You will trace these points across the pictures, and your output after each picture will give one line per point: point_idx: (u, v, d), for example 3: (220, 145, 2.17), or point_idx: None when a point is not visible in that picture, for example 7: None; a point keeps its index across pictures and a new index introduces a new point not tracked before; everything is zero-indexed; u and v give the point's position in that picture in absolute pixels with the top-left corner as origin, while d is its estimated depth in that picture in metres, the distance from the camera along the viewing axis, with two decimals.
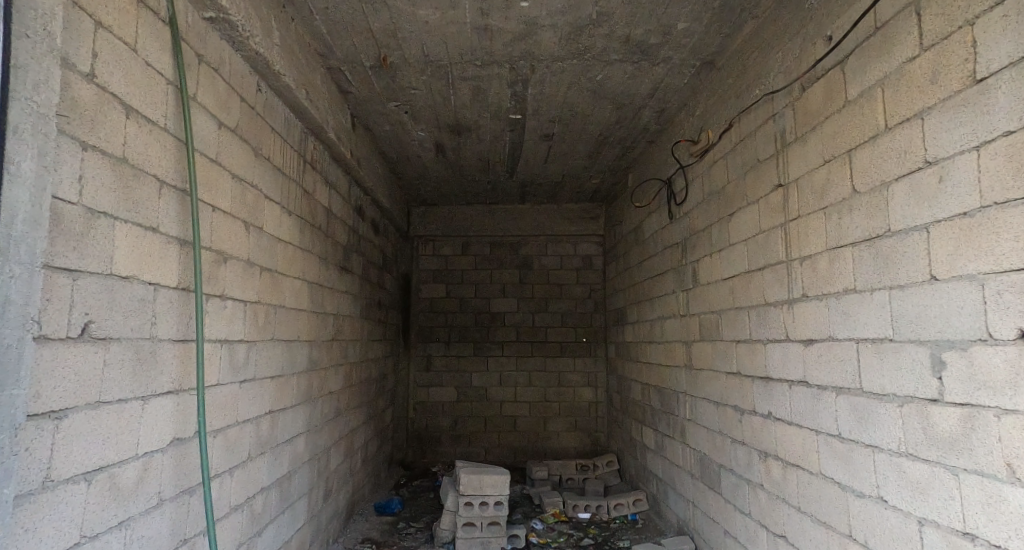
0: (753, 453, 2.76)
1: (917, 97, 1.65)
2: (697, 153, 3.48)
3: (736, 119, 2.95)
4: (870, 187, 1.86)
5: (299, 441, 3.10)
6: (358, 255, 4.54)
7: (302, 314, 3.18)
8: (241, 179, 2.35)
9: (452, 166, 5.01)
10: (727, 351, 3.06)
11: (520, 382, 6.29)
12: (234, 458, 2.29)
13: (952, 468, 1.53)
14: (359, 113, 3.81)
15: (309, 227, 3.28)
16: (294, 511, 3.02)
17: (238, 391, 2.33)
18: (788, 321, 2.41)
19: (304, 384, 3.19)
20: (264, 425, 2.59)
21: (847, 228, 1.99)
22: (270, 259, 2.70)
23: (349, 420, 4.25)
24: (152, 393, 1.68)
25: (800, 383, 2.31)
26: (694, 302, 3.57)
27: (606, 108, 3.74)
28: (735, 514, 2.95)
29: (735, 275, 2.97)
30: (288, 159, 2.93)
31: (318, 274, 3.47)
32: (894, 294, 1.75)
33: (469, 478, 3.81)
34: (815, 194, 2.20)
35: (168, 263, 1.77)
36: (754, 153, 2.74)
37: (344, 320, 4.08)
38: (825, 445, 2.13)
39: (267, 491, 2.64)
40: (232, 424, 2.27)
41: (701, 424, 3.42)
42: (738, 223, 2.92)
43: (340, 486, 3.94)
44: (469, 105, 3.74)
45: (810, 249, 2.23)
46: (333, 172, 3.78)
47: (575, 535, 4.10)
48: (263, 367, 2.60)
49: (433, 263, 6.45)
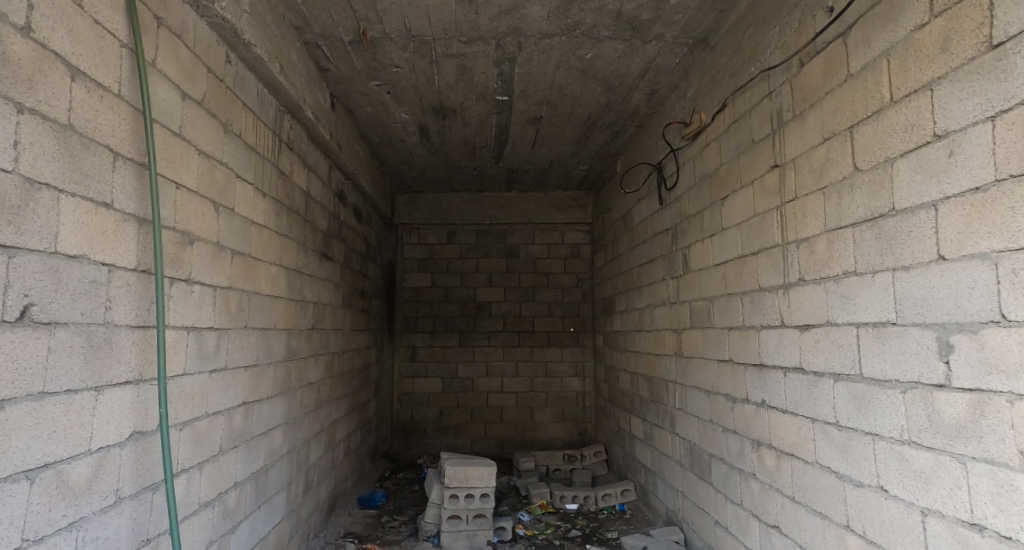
0: (745, 442, 2.69)
1: (927, 66, 1.56)
2: (689, 136, 3.38)
3: (730, 99, 2.86)
4: (873, 164, 1.78)
5: (276, 433, 2.98)
6: (339, 242, 4.39)
7: (280, 301, 3.05)
8: (210, 156, 2.21)
9: (437, 150, 4.87)
10: (719, 339, 2.99)
11: (506, 372, 6.19)
12: (204, 452, 2.16)
13: (960, 456, 1.46)
14: (339, 93, 3.67)
15: (286, 210, 3.14)
16: (271, 506, 2.90)
17: (209, 382, 2.21)
18: (784, 306, 2.34)
19: (282, 374, 3.06)
20: (236, 417, 2.46)
21: (848, 208, 1.91)
22: (243, 242, 2.56)
23: (330, 412, 4.12)
24: (107, 382, 1.55)
25: (796, 369, 2.24)
26: (684, 289, 3.50)
27: (596, 90, 3.64)
28: (726, 504, 2.90)
29: (727, 260, 2.89)
30: (263, 139, 2.78)
31: (296, 260, 3.34)
32: (898, 276, 1.67)
33: (454, 470, 3.70)
34: (813, 174, 2.12)
35: (125, 243, 1.64)
36: (749, 134, 2.66)
37: (325, 308, 3.95)
38: (821, 433, 2.06)
39: (241, 486, 2.52)
40: (202, 416, 2.15)
41: (692, 413, 3.36)
42: (732, 207, 2.83)
43: (321, 479, 3.82)
44: (454, 86, 3.61)
45: (808, 232, 2.15)
46: (312, 154, 3.62)
47: (563, 527, 4.03)
48: (235, 356, 2.47)
49: (418, 252, 6.32)
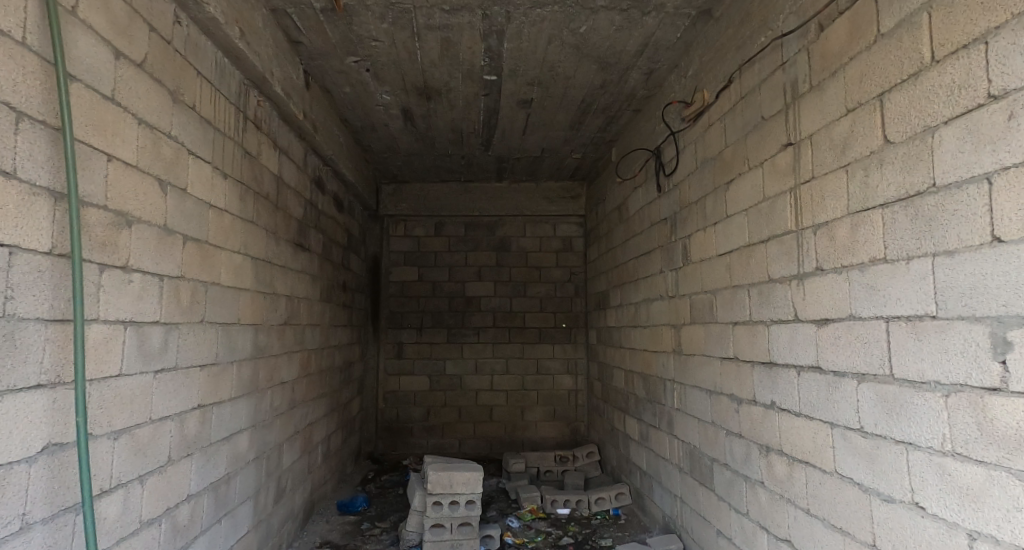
0: (752, 447, 2.48)
1: (979, 16, 1.34)
2: (690, 117, 3.14)
3: (735, 74, 2.63)
4: (909, 134, 1.55)
5: (241, 437, 2.73)
6: (317, 232, 4.13)
7: (245, 293, 2.79)
8: (153, 127, 1.95)
9: (422, 136, 4.61)
10: (722, 335, 2.77)
11: (496, 369, 5.96)
12: (145, 463, 1.91)
13: (1019, 473, 1.24)
14: (313, 70, 3.41)
15: (252, 195, 2.88)
16: (235, 518, 2.65)
17: (153, 384, 1.96)
18: (797, 298, 2.12)
19: (247, 373, 2.80)
20: (190, 422, 2.21)
21: (877, 185, 1.68)
22: (199, 227, 2.30)
23: (307, 412, 3.87)
24: (9, 388, 1.30)
25: (811, 368, 2.02)
26: (684, 282, 3.28)
27: (591, 68, 3.40)
28: (730, 514, 2.68)
29: (732, 250, 2.67)
30: (224, 115, 2.52)
31: (265, 250, 3.08)
32: (940, 262, 1.45)
33: (437, 476, 3.47)
34: (834, 150, 1.89)
35: (34, 220, 1.38)
36: (757, 111, 2.43)
37: (300, 302, 3.70)
38: (842, 440, 1.84)
39: (195, 498, 2.27)
40: (143, 423, 1.90)
41: (692, 414, 3.14)
42: (738, 191, 2.60)
43: (295, 485, 3.58)
44: (438, 63, 3.36)
45: (827, 215, 1.92)
46: (284, 135, 3.36)
47: (554, 534, 3.81)
48: (188, 354, 2.22)
49: (404, 245, 6.06)
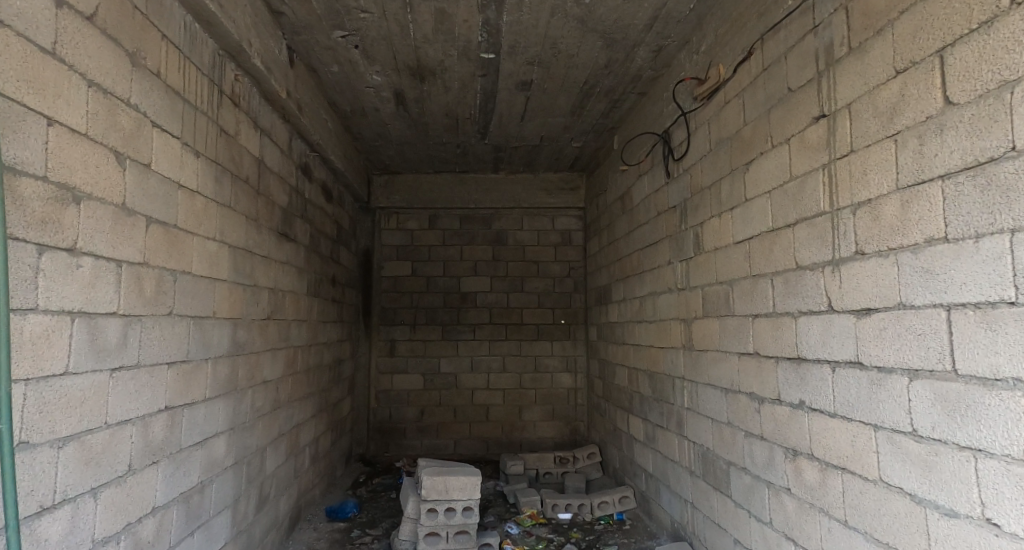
0: (775, 450, 2.27)
1: None
2: (704, 96, 2.94)
3: (757, 45, 2.42)
4: (978, 92, 1.35)
5: (217, 441, 2.49)
6: (304, 222, 3.90)
7: (221, 284, 2.55)
8: (108, 92, 1.71)
9: (415, 122, 4.38)
10: (740, 328, 2.57)
11: (493, 367, 5.74)
12: (100, 473, 1.68)
13: None
14: (298, 46, 3.17)
15: (229, 177, 2.64)
16: (210, 531, 2.42)
17: (109, 384, 1.72)
18: (831, 286, 1.91)
19: (224, 372, 2.57)
20: (155, 426, 1.98)
21: (935, 154, 1.47)
22: (166, 209, 2.06)
23: (293, 413, 3.63)
24: None
25: (849, 363, 1.82)
26: (695, 273, 3.07)
27: (596, 45, 3.18)
28: (749, 522, 2.48)
29: (752, 236, 2.47)
30: (195, 86, 2.28)
31: (245, 238, 2.84)
32: (1020, 239, 1.24)
33: (432, 481, 3.25)
34: (878, 118, 1.68)
35: None
36: (782, 83, 2.22)
37: (285, 296, 3.46)
38: (888, 444, 1.64)
39: (162, 511, 2.03)
40: (97, 429, 1.66)
41: (704, 415, 2.94)
42: (760, 172, 2.39)
43: (280, 492, 3.34)
44: (432, 39, 3.13)
45: (870, 192, 1.72)
46: (266, 115, 3.12)
47: (556, 541, 3.60)
48: (154, 351, 1.98)
49: (397, 238, 5.82)
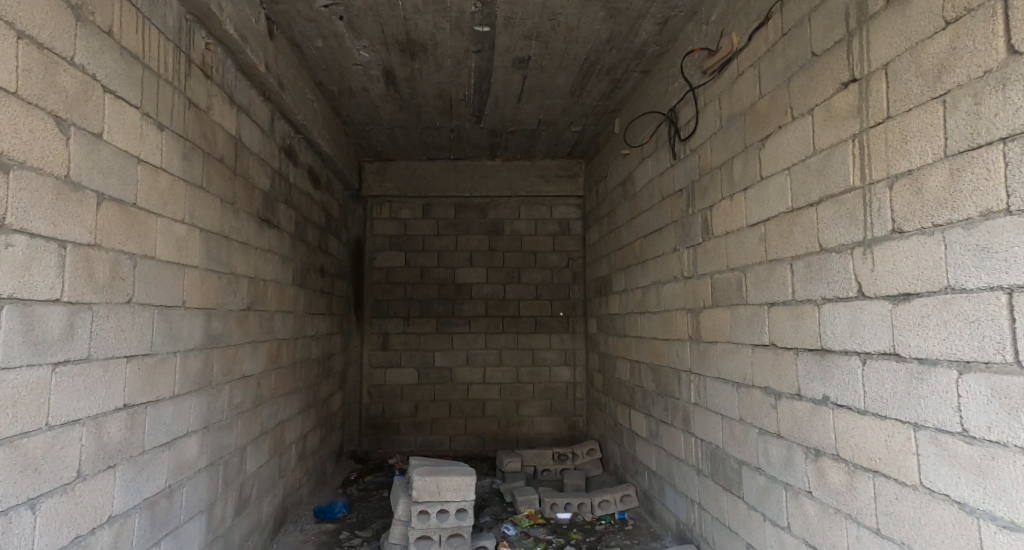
0: (794, 449, 2.09)
1: None
2: (714, 68, 2.73)
3: (776, 7, 2.22)
4: None
5: (188, 441, 2.30)
6: (288, 208, 3.68)
7: (192, 270, 2.35)
8: (46, 49, 1.50)
9: (405, 104, 4.16)
10: (753, 318, 2.39)
11: (489, 360, 5.54)
12: (38, 483, 1.48)
13: None
14: (278, 16, 2.95)
15: (200, 154, 2.42)
16: (180, 538, 2.23)
17: (49, 382, 1.52)
18: (861, 269, 1.71)
19: (196, 366, 2.37)
20: (111, 426, 1.78)
21: (996, 114, 1.28)
22: (122, 185, 1.85)
23: (277, 410, 3.44)
24: None
25: (883, 355, 1.63)
26: (704, 260, 2.88)
27: (598, 15, 2.97)
28: (764, 526, 2.30)
29: (769, 219, 2.27)
30: (157, 51, 2.07)
31: (220, 221, 2.63)
32: None
33: (423, 482, 3.06)
34: (923, 77, 1.49)
35: None
36: (805, 47, 2.02)
37: (267, 285, 3.25)
38: (931, 446, 1.45)
39: (120, 520, 1.83)
40: (34, 432, 1.46)
41: (713, 410, 2.76)
42: (778, 148, 2.20)
43: (262, 493, 3.15)
44: (422, 9, 2.91)
45: (911, 162, 1.52)
46: (243, 91, 2.90)
47: (556, 542, 3.42)
48: (109, 343, 1.78)
49: (389, 228, 5.61)
